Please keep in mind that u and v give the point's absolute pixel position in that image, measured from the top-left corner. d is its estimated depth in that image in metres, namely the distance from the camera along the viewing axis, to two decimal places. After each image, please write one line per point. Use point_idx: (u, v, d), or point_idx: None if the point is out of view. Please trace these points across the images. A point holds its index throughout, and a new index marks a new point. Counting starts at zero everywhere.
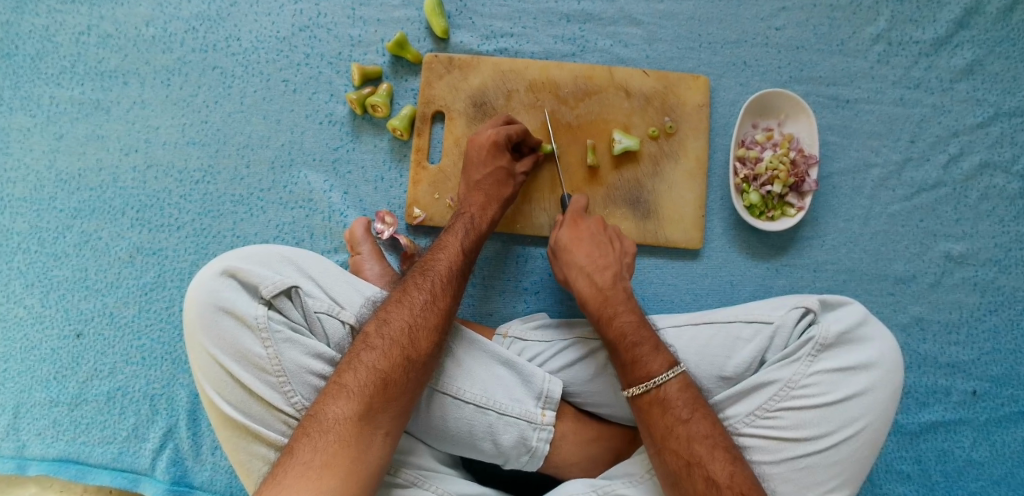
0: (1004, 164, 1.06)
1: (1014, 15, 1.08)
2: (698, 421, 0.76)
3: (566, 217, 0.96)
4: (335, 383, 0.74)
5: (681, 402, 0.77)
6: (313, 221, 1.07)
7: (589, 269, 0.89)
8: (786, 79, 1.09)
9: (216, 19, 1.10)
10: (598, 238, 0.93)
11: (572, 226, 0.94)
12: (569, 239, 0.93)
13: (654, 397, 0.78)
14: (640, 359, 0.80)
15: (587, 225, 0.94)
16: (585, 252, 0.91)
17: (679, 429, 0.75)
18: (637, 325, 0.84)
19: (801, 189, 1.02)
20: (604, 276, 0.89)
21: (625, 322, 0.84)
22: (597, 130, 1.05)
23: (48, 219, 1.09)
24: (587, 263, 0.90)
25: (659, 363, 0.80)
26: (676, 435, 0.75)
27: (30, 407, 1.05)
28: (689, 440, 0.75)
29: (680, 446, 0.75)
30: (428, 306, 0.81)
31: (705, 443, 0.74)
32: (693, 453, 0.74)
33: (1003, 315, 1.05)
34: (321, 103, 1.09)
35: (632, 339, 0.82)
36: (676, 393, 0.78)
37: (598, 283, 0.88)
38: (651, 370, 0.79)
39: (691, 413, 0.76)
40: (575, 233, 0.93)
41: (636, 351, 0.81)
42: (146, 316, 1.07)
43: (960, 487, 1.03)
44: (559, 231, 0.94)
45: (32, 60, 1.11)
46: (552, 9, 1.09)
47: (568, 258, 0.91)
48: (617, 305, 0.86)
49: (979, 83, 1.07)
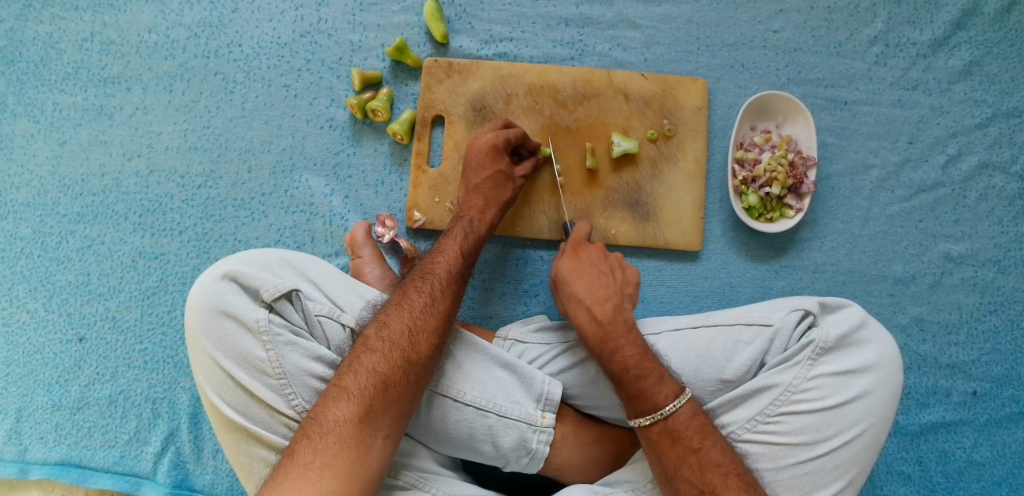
0: (1003, 164, 1.06)
1: (1011, 16, 1.08)
2: (710, 450, 0.76)
3: (567, 246, 0.96)
4: (336, 385, 0.74)
5: (691, 431, 0.77)
6: (314, 225, 1.08)
7: (589, 302, 0.88)
8: (785, 81, 1.09)
9: (218, 25, 1.11)
10: (599, 268, 0.92)
11: (572, 255, 0.95)
12: (569, 271, 0.93)
13: (663, 428, 0.78)
14: (646, 391, 0.79)
15: (587, 254, 0.94)
16: (585, 284, 0.91)
17: (691, 458, 0.76)
18: (640, 358, 0.83)
19: (799, 190, 1.03)
20: (603, 308, 0.88)
21: (626, 356, 0.83)
22: (596, 133, 1.06)
23: (51, 224, 1.09)
24: (587, 295, 0.89)
25: (665, 393, 0.79)
26: (688, 464, 0.76)
27: (32, 411, 1.06)
28: (702, 469, 0.75)
29: (693, 475, 0.75)
30: (427, 309, 0.81)
31: (717, 472, 0.75)
32: (706, 482, 0.74)
33: (1003, 316, 1.05)
34: (322, 108, 1.10)
35: (635, 373, 0.81)
36: (685, 422, 0.78)
37: (597, 316, 0.87)
38: (658, 401, 0.79)
39: (701, 441, 0.77)
40: (574, 263, 0.93)
41: (641, 384, 0.80)
42: (148, 320, 1.07)
43: (961, 488, 1.02)
44: (559, 262, 0.95)
45: (35, 67, 1.12)
46: (551, 13, 1.10)
47: (569, 291, 0.91)
48: (617, 338, 0.85)
49: (977, 84, 1.08)
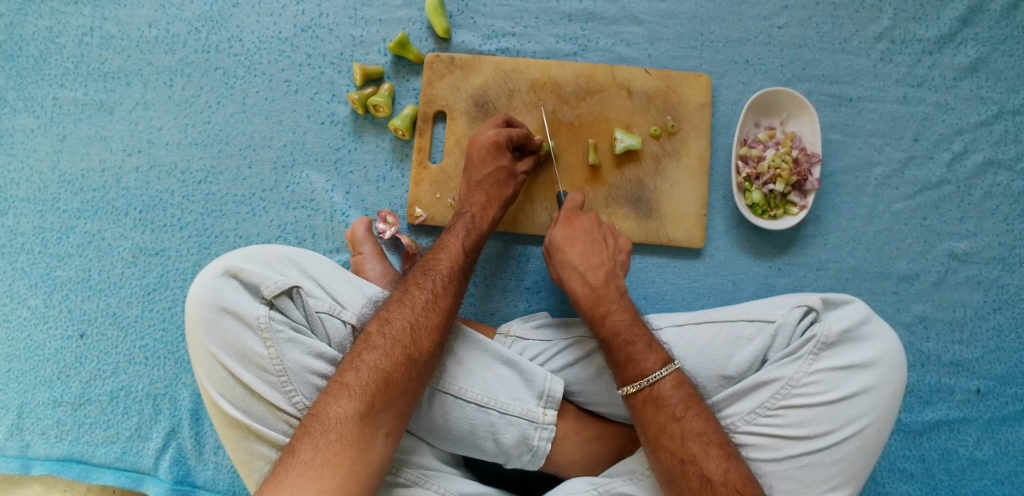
0: (1008, 161, 1.06)
1: (1017, 13, 1.07)
2: (692, 419, 0.76)
3: (560, 214, 0.95)
4: (337, 382, 0.74)
5: (675, 400, 0.77)
6: (315, 221, 1.07)
7: (582, 269, 0.90)
8: (789, 77, 1.08)
9: (218, 20, 1.11)
10: (592, 236, 0.93)
11: (566, 223, 0.94)
12: (563, 238, 0.92)
13: (648, 395, 0.78)
14: (634, 358, 0.80)
15: (581, 222, 0.94)
16: (578, 250, 0.91)
17: (673, 426, 0.75)
18: (630, 323, 0.84)
19: (803, 187, 1.02)
20: (596, 274, 0.89)
21: (617, 320, 0.84)
22: (599, 129, 1.05)
23: (52, 220, 1.09)
24: (580, 262, 0.90)
25: (653, 361, 0.79)
26: (670, 433, 0.75)
27: (33, 407, 1.06)
28: (683, 438, 0.74)
29: (674, 443, 0.75)
30: (429, 306, 0.81)
31: (698, 441, 0.74)
32: (686, 451, 0.74)
33: (1007, 314, 1.05)
34: (323, 103, 1.09)
35: (624, 338, 0.82)
36: (670, 390, 0.78)
37: (590, 282, 0.89)
38: (645, 368, 0.79)
39: (685, 410, 0.76)
40: (568, 231, 0.93)
41: (629, 350, 0.81)
42: (149, 316, 1.07)
43: (964, 486, 1.02)
44: (552, 229, 0.94)
45: (35, 61, 1.11)
46: (553, 8, 1.09)
47: (561, 257, 0.91)
48: (610, 303, 0.86)
49: (983, 81, 1.07)
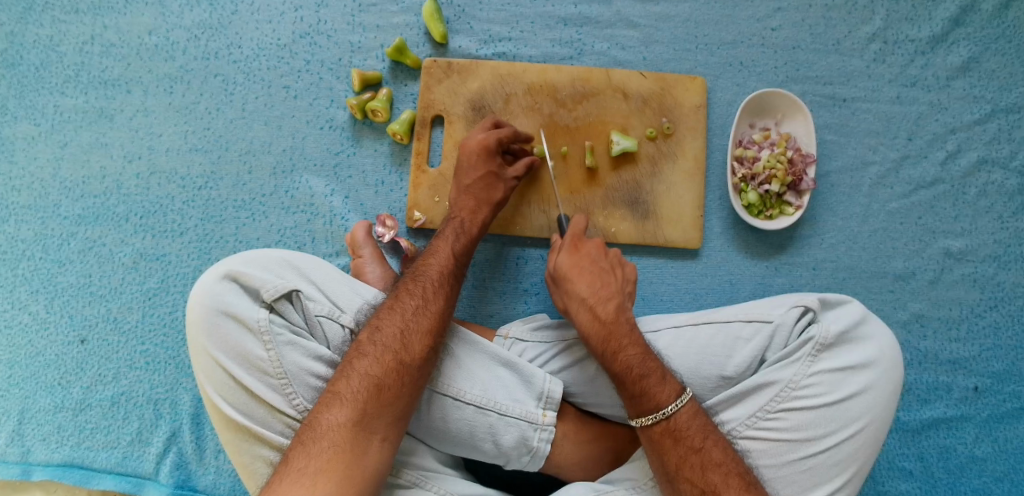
0: (1002, 160, 1.07)
1: (1009, 12, 1.08)
2: (711, 449, 0.76)
3: (565, 241, 0.94)
4: (329, 390, 0.75)
5: (693, 431, 0.77)
6: (314, 225, 1.08)
7: (591, 301, 0.87)
8: (783, 79, 1.09)
9: (217, 27, 1.12)
10: (599, 265, 0.91)
11: (571, 251, 0.93)
12: (569, 268, 0.91)
13: (666, 428, 0.78)
14: (648, 392, 0.79)
15: (587, 249, 0.93)
16: (586, 282, 0.89)
17: (693, 458, 0.76)
18: (642, 358, 0.82)
19: (799, 187, 1.03)
20: (606, 307, 0.87)
21: (629, 357, 0.82)
22: (595, 132, 1.06)
23: (53, 226, 1.10)
24: (589, 293, 0.88)
25: (667, 392, 0.79)
26: (690, 464, 0.75)
27: (34, 413, 1.06)
28: (704, 468, 0.75)
29: (694, 474, 0.75)
30: (419, 311, 0.81)
31: (718, 471, 0.75)
32: (707, 481, 0.74)
33: (1003, 311, 1.05)
34: (322, 109, 1.10)
35: (638, 372, 0.81)
36: (686, 421, 0.78)
37: (600, 315, 0.86)
38: (660, 400, 0.79)
39: (703, 441, 0.77)
40: (574, 259, 0.91)
41: (644, 384, 0.80)
42: (150, 321, 1.08)
43: (963, 484, 1.02)
44: (558, 257, 0.93)
45: (36, 69, 1.12)
46: (549, 13, 1.10)
47: (569, 288, 0.90)
48: (621, 339, 0.84)
49: (976, 80, 1.08)
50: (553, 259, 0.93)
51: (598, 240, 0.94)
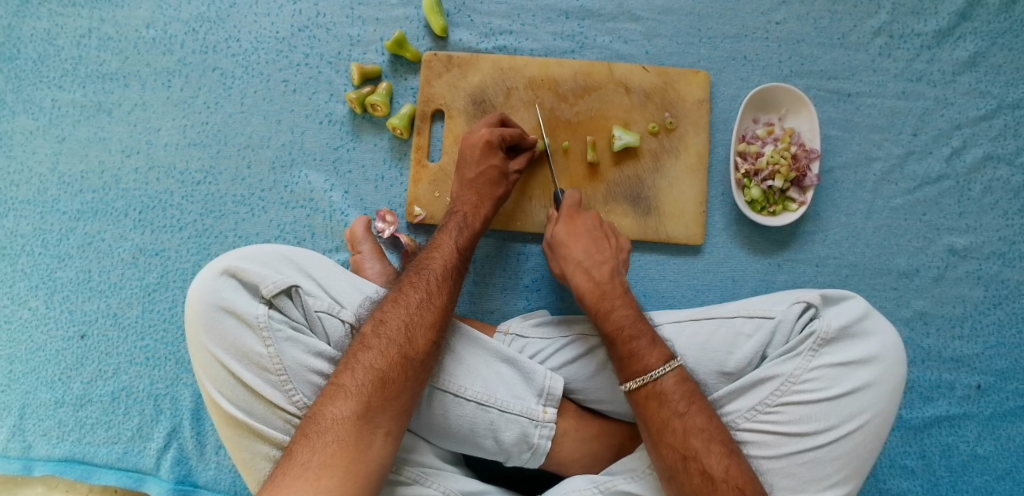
0: (1007, 156, 1.06)
1: (1016, 7, 1.07)
2: (695, 415, 0.76)
3: (561, 212, 0.94)
4: (334, 383, 0.74)
5: (678, 396, 0.77)
6: (314, 220, 1.07)
7: (586, 265, 0.89)
8: (787, 73, 1.08)
9: (215, 20, 1.11)
10: (594, 234, 0.92)
11: (568, 222, 0.93)
12: (565, 235, 0.92)
13: (651, 391, 0.78)
14: (637, 353, 0.80)
15: (583, 220, 0.93)
16: (582, 247, 0.91)
17: (676, 422, 0.76)
18: (634, 319, 0.84)
19: (802, 183, 1.02)
20: (601, 270, 0.89)
21: (622, 316, 0.84)
22: (597, 127, 1.05)
23: (51, 221, 1.09)
24: (585, 258, 0.90)
25: (656, 356, 0.80)
26: (672, 429, 0.75)
27: (35, 408, 1.06)
28: (685, 434, 0.75)
29: (676, 439, 0.75)
30: (424, 305, 0.81)
31: (700, 437, 0.74)
32: (688, 447, 0.74)
33: (1007, 309, 1.05)
34: (321, 103, 1.09)
35: (629, 332, 0.82)
36: (673, 386, 0.78)
37: (595, 277, 0.88)
38: (647, 363, 0.79)
39: (687, 406, 0.76)
40: (571, 228, 0.92)
41: (633, 345, 0.81)
42: (149, 317, 1.07)
43: (964, 482, 1.02)
44: (554, 227, 0.94)
45: (34, 63, 1.11)
46: (551, 6, 1.09)
47: (565, 253, 0.91)
48: (614, 299, 0.86)
49: (982, 75, 1.06)
50: (549, 229, 0.94)
51: (594, 213, 0.95)
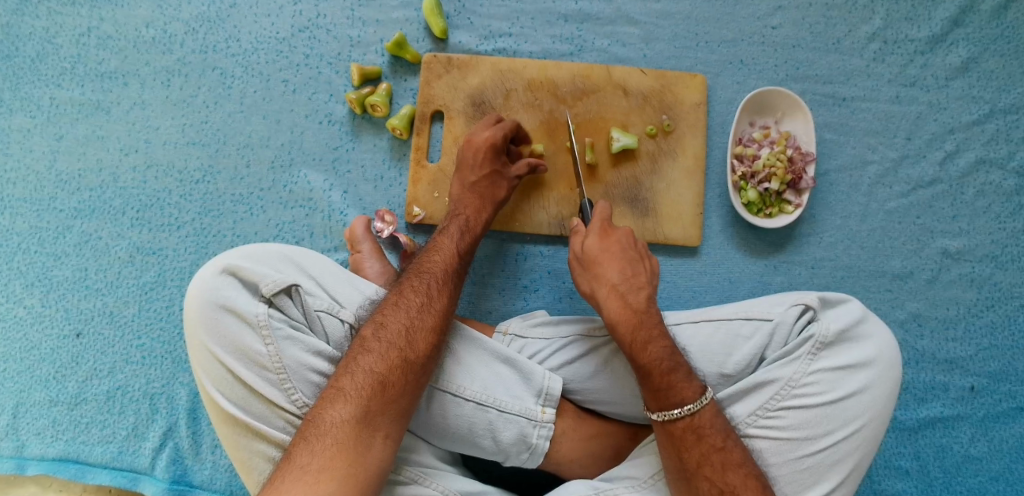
0: (1000, 160, 1.07)
1: (1008, 13, 1.08)
2: (732, 450, 0.76)
3: (594, 224, 0.93)
4: (333, 386, 0.74)
5: (715, 429, 0.77)
6: (313, 220, 1.07)
7: (622, 289, 0.87)
8: (783, 77, 1.09)
9: (215, 20, 1.11)
10: (629, 254, 0.90)
11: (601, 236, 0.91)
12: (599, 252, 0.90)
13: (689, 424, 0.77)
14: (674, 387, 0.78)
15: (617, 237, 0.91)
16: (617, 269, 0.89)
17: (715, 456, 0.75)
18: (671, 351, 0.81)
19: (798, 186, 1.03)
20: (637, 297, 0.86)
21: (659, 348, 0.81)
22: (595, 128, 1.06)
23: (48, 219, 1.09)
24: (620, 281, 0.88)
25: (693, 389, 0.78)
26: (711, 463, 0.75)
27: (29, 407, 1.05)
28: (724, 468, 0.75)
29: (714, 474, 0.75)
30: (423, 307, 0.81)
31: (738, 472, 0.75)
32: (727, 481, 0.74)
33: (1000, 311, 1.06)
34: (321, 103, 1.10)
35: (667, 365, 0.80)
36: (709, 419, 0.77)
37: (631, 304, 0.85)
38: (685, 396, 0.78)
39: (725, 440, 0.77)
40: (605, 244, 0.90)
41: (671, 379, 0.79)
42: (146, 315, 1.07)
43: (959, 483, 1.03)
44: (586, 241, 0.91)
45: (32, 61, 1.11)
46: (550, 9, 1.10)
47: (599, 272, 0.89)
48: (650, 329, 0.83)
49: (974, 81, 1.08)
50: (580, 242, 0.92)
51: (627, 228, 0.93)
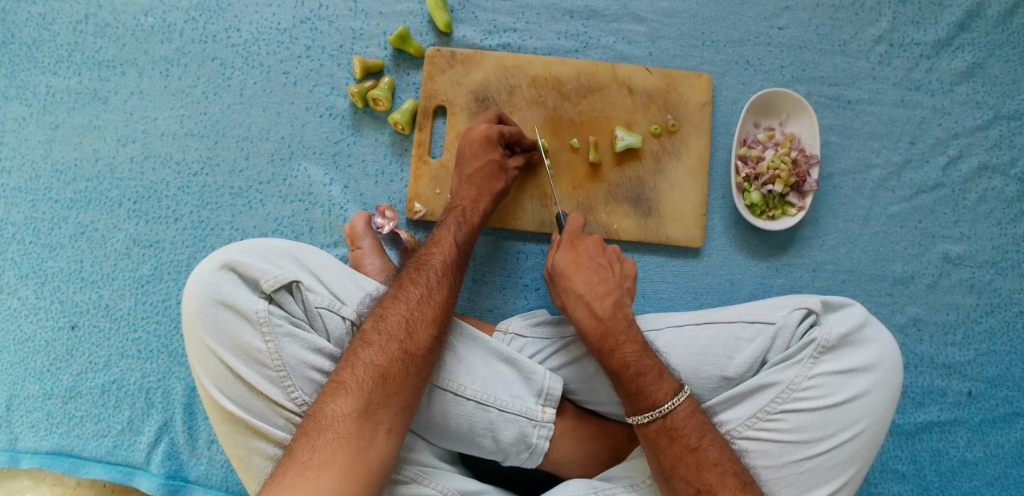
0: (1003, 166, 1.07)
1: (1014, 19, 1.08)
2: (707, 449, 0.76)
3: (563, 237, 0.92)
4: (334, 381, 0.73)
5: (689, 429, 0.77)
6: (313, 214, 1.06)
7: (587, 298, 0.86)
8: (789, 78, 1.09)
9: (215, 9, 1.09)
10: (597, 262, 0.90)
11: (568, 248, 0.91)
12: (566, 265, 0.89)
13: (662, 426, 0.78)
14: (645, 389, 0.79)
15: (584, 245, 0.91)
16: (583, 278, 0.88)
17: (689, 457, 0.75)
18: (640, 355, 0.82)
19: (801, 188, 1.03)
20: (604, 303, 0.86)
21: (627, 353, 0.82)
22: (599, 127, 1.05)
23: (43, 210, 1.07)
24: (586, 290, 0.87)
25: (665, 391, 0.79)
26: (686, 463, 0.75)
27: (23, 399, 1.04)
28: (699, 467, 0.75)
29: (689, 474, 0.75)
30: (424, 300, 0.81)
31: (714, 470, 0.74)
32: (703, 480, 0.74)
33: (999, 317, 1.06)
34: (322, 96, 1.08)
35: (635, 370, 0.80)
36: (683, 420, 0.78)
37: (597, 312, 0.85)
38: (657, 399, 0.78)
39: (699, 440, 0.76)
40: (572, 256, 0.90)
41: (641, 382, 0.79)
42: (142, 309, 1.06)
43: (953, 487, 1.03)
44: (555, 255, 0.91)
45: (28, 48, 1.09)
46: (555, 5, 1.09)
47: (566, 284, 0.88)
48: (618, 335, 0.83)
49: (979, 86, 1.08)
50: (551, 256, 0.92)
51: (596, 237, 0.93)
